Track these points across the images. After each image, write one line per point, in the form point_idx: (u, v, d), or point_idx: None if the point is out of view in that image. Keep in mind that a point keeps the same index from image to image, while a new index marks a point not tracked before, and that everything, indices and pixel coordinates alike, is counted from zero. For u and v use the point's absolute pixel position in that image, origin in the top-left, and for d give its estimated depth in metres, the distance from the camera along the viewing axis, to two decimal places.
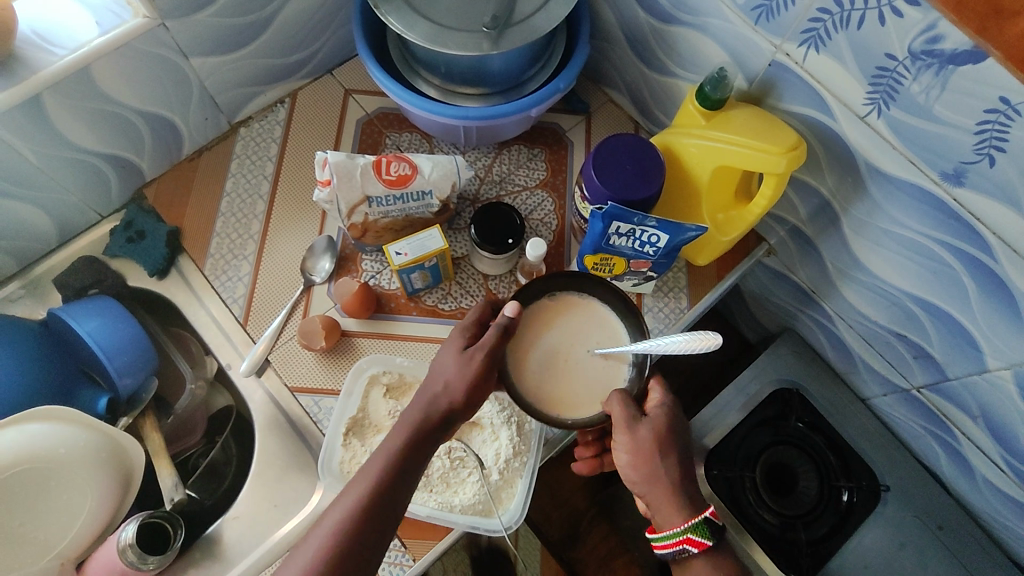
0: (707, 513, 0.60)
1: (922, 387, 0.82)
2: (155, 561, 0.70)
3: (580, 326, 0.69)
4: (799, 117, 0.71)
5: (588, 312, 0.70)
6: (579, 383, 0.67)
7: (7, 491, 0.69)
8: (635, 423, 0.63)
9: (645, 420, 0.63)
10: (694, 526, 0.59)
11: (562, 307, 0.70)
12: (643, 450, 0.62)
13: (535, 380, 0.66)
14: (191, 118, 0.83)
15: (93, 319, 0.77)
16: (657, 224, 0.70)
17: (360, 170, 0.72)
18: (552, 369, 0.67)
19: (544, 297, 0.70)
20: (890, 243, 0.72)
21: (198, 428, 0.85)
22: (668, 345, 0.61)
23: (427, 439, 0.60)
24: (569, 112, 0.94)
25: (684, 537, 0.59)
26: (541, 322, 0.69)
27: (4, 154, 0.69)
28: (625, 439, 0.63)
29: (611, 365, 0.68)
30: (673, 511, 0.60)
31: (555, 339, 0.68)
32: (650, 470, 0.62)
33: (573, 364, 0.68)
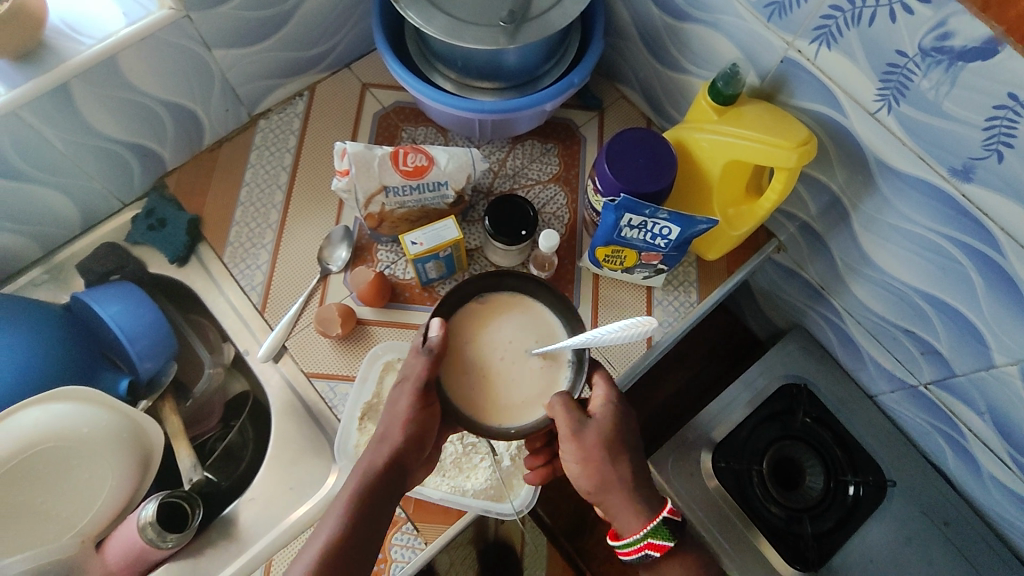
0: (666, 513, 0.61)
1: (929, 383, 0.83)
2: (173, 539, 0.73)
3: (509, 324, 0.68)
4: (811, 113, 0.72)
5: (518, 309, 0.68)
6: (521, 388, 0.65)
7: (31, 468, 0.71)
8: (581, 430, 0.62)
9: (590, 424, 0.63)
10: (656, 529, 0.60)
11: (493, 311, 0.68)
12: (594, 457, 0.61)
13: (469, 390, 0.65)
14: (212, 109, 0.85)
15: (114, 303, 0.79)
16: (669, 216, 0.71)
17: (378, 161, 0.74)
18: (488, 378, 0.66)
19: (470, 301, 0.68)
20: (899, 239, 0.73)
21: (214, 414, 0.87)
22: (601, 335, 0.59)
23: (381, 491, 0.60)
24: (582, 107, 0.95)
25: (645, 542, 0.60)
26: (472, 329, 0.67)
27: (33, 140, 0.71)
28: (573, 449, 0.62)
29: (551, 361, 0.67)
30: (632, 516, 0.61)
31: (488, 345, 0.67)
32: (602, 477, 0.61)
33: (509, 368, 0.66)
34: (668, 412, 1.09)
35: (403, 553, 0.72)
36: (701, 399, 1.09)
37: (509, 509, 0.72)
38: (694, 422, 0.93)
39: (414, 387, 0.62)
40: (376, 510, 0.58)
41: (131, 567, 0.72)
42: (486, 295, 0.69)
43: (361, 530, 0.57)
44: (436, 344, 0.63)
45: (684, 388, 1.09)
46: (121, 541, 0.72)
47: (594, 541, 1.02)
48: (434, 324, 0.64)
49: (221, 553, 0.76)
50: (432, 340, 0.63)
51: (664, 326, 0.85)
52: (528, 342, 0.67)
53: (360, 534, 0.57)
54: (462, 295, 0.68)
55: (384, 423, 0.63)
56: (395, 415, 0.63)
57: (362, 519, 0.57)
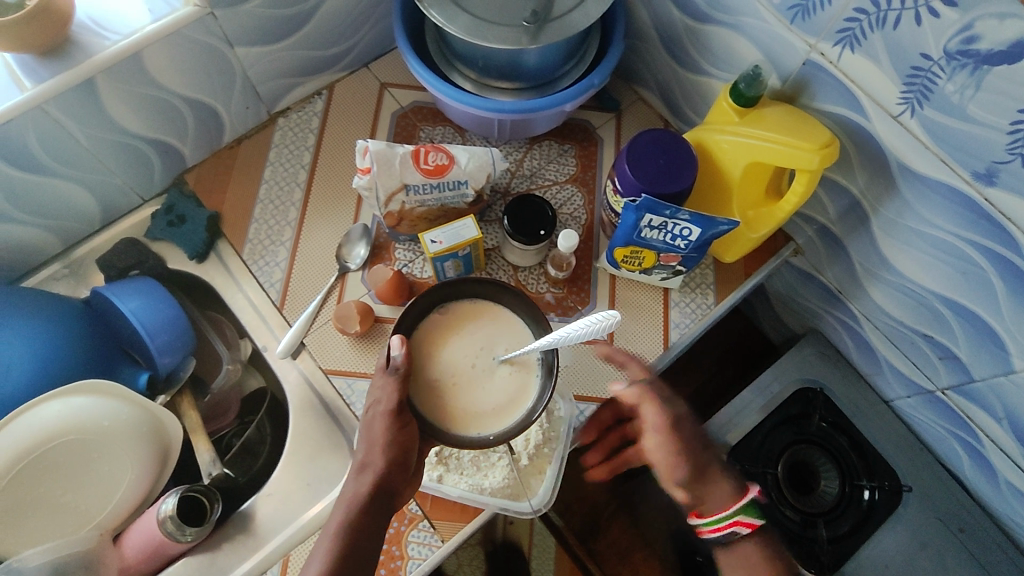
0: (754, 493, 0.70)
1: (947, 388, 0.82)
2: (193, 533, 0.73)
3: (474, 333, 0.68)
4: (832, 116, 0.72)
5: (484, 318, 0.69)
6: (493, 393, 0.66)
7: (51, 461, 0.71)
8: (676, 423, 0.70)
9: (683, 420, 0.71)
10: (744, 507, 0.69)
11: (457, 320, 0.69)
12: (684, 447, 0.70)
13: (439, 403, 0.65)
14: (233, 106, 0.85)
15: (135, 298, 0.79)
16: (689, 217, 0.71)
17: (399, 159, 0.74)
18: (456, 388, 0.66)
19: (432, 313, 0.68)
20: (919, 242, 0.73)
21: (231, 410, 0.88)
22: (566, 333, 0.60)
23: (367, 521, 0.56)
24: (599, 109, 0.96)
25: (734, 519, 0.69)
26: (437, 341, 0.67)
27: (58, 135, 0.72)
28: (671, 442, 0.70)
29: (519, 363, 0.67)
30: (723, 497, 0.70)
31: (455, 355, 0.67)
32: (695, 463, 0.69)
33: (477, 375, 0.66)
34: None
35: (420, 550, 0.72)
36: (716, 403, 1.08)
37: (527, 506, 0.72)
38: (709, 425, 0.93)
39: (387, 411, 0.60)
40: (363, 541, 0.54)
41: (150, 559, 0.73)
42: (450, 304, 0.69)
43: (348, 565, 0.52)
44: (400, 362, 0.61)
45: (698, 390, 1.09)
46: (141, 533, 0.73)
47: (608, 543, 1.00)
48: (394, 341, 0.62)
49: (238, 548, 0.76)
50: (395, 359, 0.61)
51: (681, 327, 0.84)
52: (494, 346, 0.68)
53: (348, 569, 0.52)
54: (425, 307, 0.68)
55: (363, 450, 0.60)
56: (373, 440, 0.60)
57: (348, 554, 0.53)
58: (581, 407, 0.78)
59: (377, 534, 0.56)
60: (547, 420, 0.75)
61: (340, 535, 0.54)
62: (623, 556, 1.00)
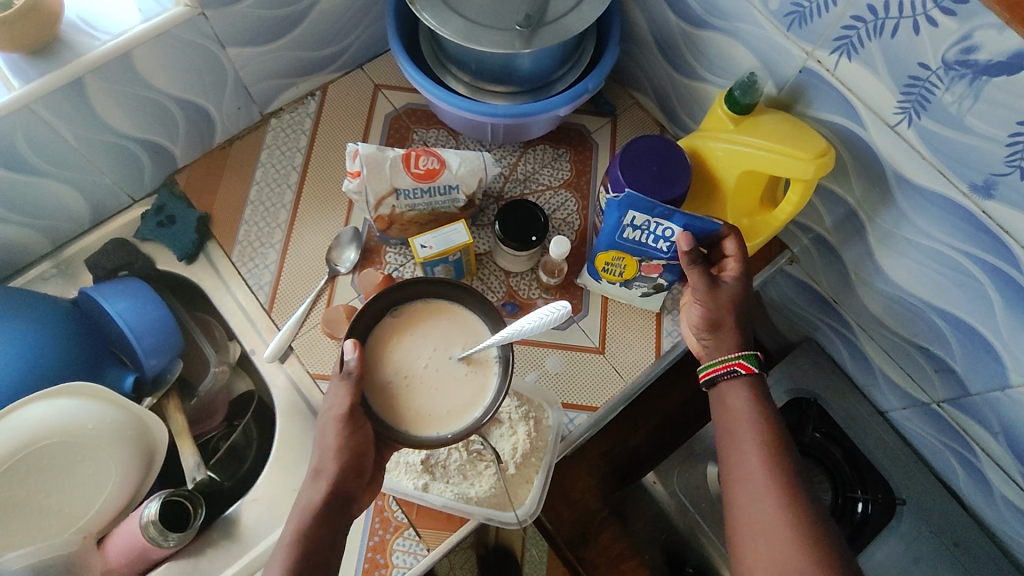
0: (760, 352, 0.66)
1: (942, 401, 0.81)
2: (175, 538, 0.72)
3: (428, 332, 0.67)
4: (828, 125, 0.71)
5: (439, 316, 0.68)
6: (449, 392, 0.65)
7: (34, 464, 0.71)
8: (716, 287, 0.68)
9: (725, 284, 0.68)
10: (745, 354, 0.66)
11: (413, 320, 0.67)
12: (720, 307, 0.67)
13: (397, 408, 0.63)
14: (224, 107, 0.85)
15: (123, 300, 0.78)
16: (671, 215, 0.69)
17: (389, 162, 0.73)
18: (412, 390, 0.64)
19: (385, 316, 0.67)
20: (915, 254, 0.71)
21: (219, 412, 0.87)
22: (520, 328, 0.60)
23: (323, 528, 0.58)
24: (595, 113, 0.95)
25: (735, 361, 0.65)
26: (391, 342, 0.66)
27: (46, 135, 0.71)
28: (710, 305, 0.68)
29: (476, 359, 0.66)
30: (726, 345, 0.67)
31: (411, 356, 0.65)
32: (722, 321, 0.68)
33: (432, 376, 0.65)
34: None
35: (405, 558, 0.72)
36: None
37: (512, 517, 0.71)
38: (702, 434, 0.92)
39: (340, 416, 0.60)
40: (319, 549, 0.57)
41: (133, 564, 0.72)
42: (404, 304, 0.68)
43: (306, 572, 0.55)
44: (354, 366, 0.60)
45: None
46: (124, 539, 0.72)
47: (597, 551, 0.99)
48: (347, 345, 0.61)
49: (222, 553, 0.75)
50: (350, 364, 0.60)
51: (673, 336, 0.83)
52: (450, 345, 0.66)
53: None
54: (378, 307, 0.66)
55: (317, 457, 0.61)
56: (326, 447, 0.60)
57: (305, 562, 0.56)
58: (570, 415, 0.78)
59: (333, 540, 0.59)
60: (536, 427, 0.74)
61: (295, 545, 0.57)
62: (612, 564, 0.99)
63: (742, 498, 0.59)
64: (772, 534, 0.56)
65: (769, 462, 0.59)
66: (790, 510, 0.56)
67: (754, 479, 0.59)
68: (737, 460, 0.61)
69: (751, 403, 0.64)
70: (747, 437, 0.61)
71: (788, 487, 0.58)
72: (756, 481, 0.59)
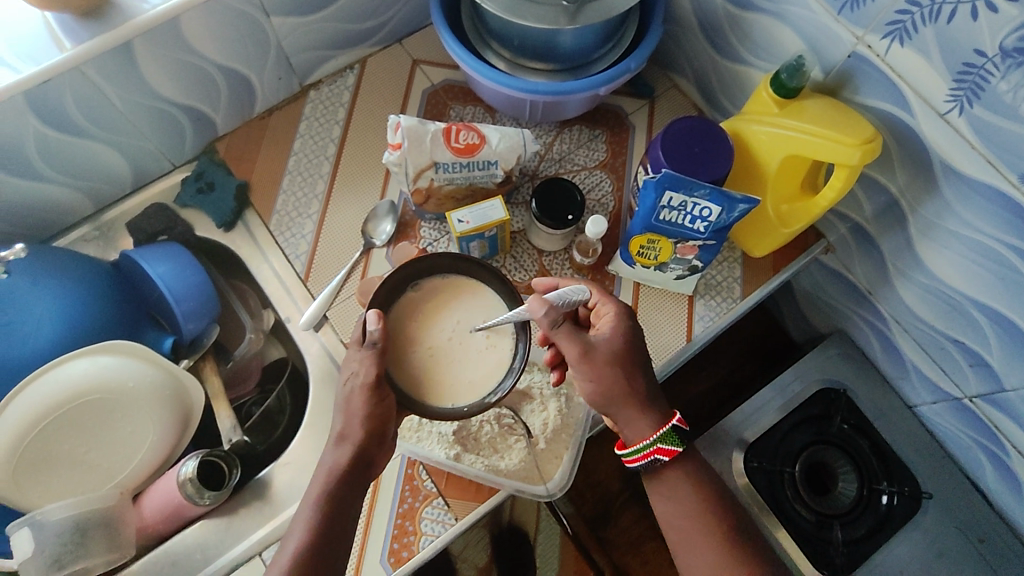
0: (675, 421, 0.66)
1: (975, 396, 0.81)
2: (210, 497, 0.74)
3: (448, 307, 0.70)
4: (875, 112, 0.70)
5: (459, 292, 0.71)
6: (468, 362, 0.68)
7: (76, 420, 0.73)
8: (590, 350, 0.66)
9: (599, 342, 0.66)
10: (663, 436, 0.65)
11: (434, 294, 0.70)
12: (604, 371, 0.66)
13: (419, 377, 0.67)
14: (266, 76, 0.85)
15: (163, 263, 0.80)
16: (708, 194, 0.68)
17: (430, 136, 0.73)
18: (433, 359, 0.67)
19: (408, 290, 0.70)
20: (957, 246, 0.71)
21: (252, 378, 0.89)
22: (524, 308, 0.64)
23: (345, 490, 0.61)
24: (633, 95, 0.94)
25: (653, 447, 0.66)
26: (413, 315, 0.69)
27: (93, 96, 0.72)
28: (585, 369, 0.66)
29: (493, 332, 0.69)
30: (643, 422, 0.67)
31: (432, 329, 0.68)
32: (609, 385, 0.66)
33: (453, 348, 0.68)
34: (697, 408, 1.08)
35: (433, 527, 0.73)
36: (732, 398, 1.08)
37: (542, 490, 0.73)
38: (726, 421, 0.93)
39: (365, 384, 0.62)
40: (341, 510, 0.60)
41: (169, 520, 0.75)
42: (426, 279, 0.70)
43: (330, 532, 0.59)
44: (378, 335, 0.62)
45: (716, 383, 1.09)
46: (161, 495, 0.74)
47: (619, 531, 1.01)
48: (370, 315, 0.62)
49: (253, 515, 0.77)
50: (373, 334, 0.62)
51: (704, 320, 0.84)
52: (468, 318, 0.69)
53: (331, 535, 0.59)
54: (400, 281, 0.69)
55: (342, 422, 0.62)
56: (351, 414, 0.62)
57: (328, 522, 0.59)
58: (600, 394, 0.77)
59: (354, 501, 0.62)
60: (567, 404, 0.75)
61: (319, 507, 0.60)
62: (635, 545, 1.00)
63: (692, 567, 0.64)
64: None
65: (705, 521, 0.64)
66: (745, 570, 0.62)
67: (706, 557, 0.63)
68: (688, 547, 0.64)
69: (692, 489, 0.66)
70: (687, 512, 0.65)
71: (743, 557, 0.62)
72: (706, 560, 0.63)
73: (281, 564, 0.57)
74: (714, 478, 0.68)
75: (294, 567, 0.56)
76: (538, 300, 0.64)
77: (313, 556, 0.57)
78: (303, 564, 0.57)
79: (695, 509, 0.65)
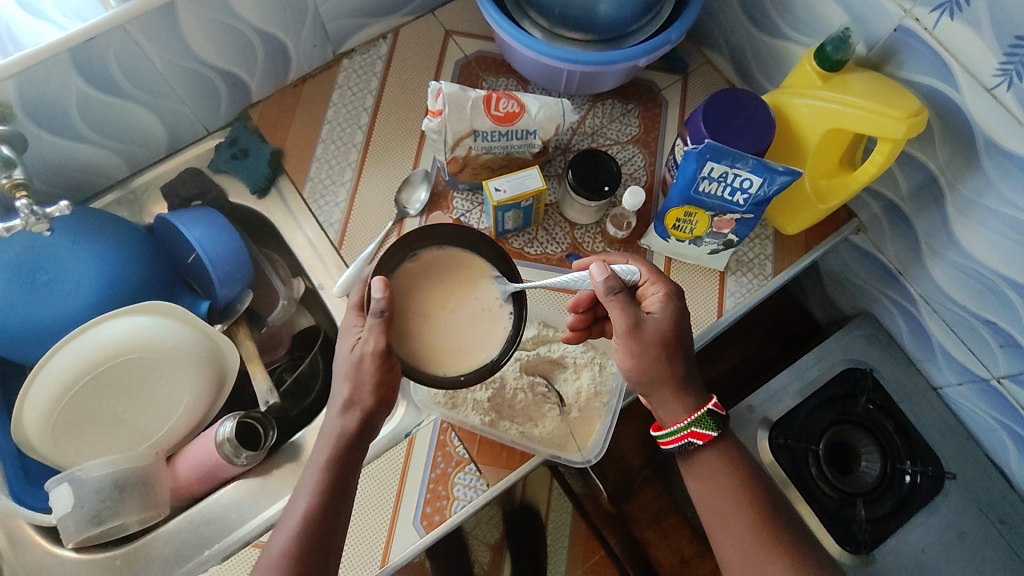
0: (711, 406, 0.66)
1: (1003, 377, 0.81)
2: (247, 456, 0.74)
3: (445, 277, 0.70)
4: (918, 87, 0.70)
5: (456, 262, 0.71)
6: (462, 333, 0.69)
7: (115, 379, 0.73)
8: (638, 327, 0.65)
9: (649, 320, 0.66)
10: (699, 420, 0.66)
11: (431, 266, 0.70)
12: (648, 350, 0.65)
13: (417, 344, 0.67)
14: (302, 43, 0.85)
15: (199, 227, 0.80)
16: (750, 166, 0.68)
17: (471, 103, 0.73)
18: (430, 328, 0.68)
19: (405, 259, 0.70)
20: (995, 224, 0.70)
21: (283, 344, 0.90)
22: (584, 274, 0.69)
23: (350, 453, 0.62)
24: (667, 70, 0.94)
25: (688, 430, 0.66)
26: (410, 286, 0.69)
27: (135, 57, 0.72)
28: (629, 345, 0.65)
29: (489, 303, 0.70)
30: (679, 406, 0.67)
31: (429, 299, 0.69)
32: (651, 366, 0.66)
33: (450, 317, 0.69)
34: (719, 387, 1.08)
35: (465, 492, 0.74)
36: (755, 378, 1.08)
37: (577, 457, 0.74)
38: (751, 398, 0.93)
39: (375, 352, 0.61)
40: (348, 475, 0.61)
41: (203, 480, 0.76)
42: (422, 250, 0.70)
43: (337, 496, 0.60)
44: (382, 304, 0.60)
45: (739, 363, 1.08)
46: (198, 454, 0.75)
47: (638, 505, 1.01)
48: (375, 282, 0.61)
49: (285, 478, 0.78)
50: (377, 302, 0.60)
51: (736, 296, 0.84)
52: (464, 291, 0.70)
53: (340, 497, 0.60)
54: (399, 252, 0.69)
55: (349, 389, 0.62)
56: (360, 381, 0.62)
57: (336, 488, 0.60)
58: None
59: (357, 467, 0.63)
60: (600, 373, 0.77)
61: (327, 473, 0.60)
62: (656, 519, 1.01)
63: (725, 545, 0.65)
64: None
65: (738, 499, 0.65)
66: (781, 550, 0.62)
67: (743, 539, 0.64)
68: (724, 527, 0.65)
69: (729, 471, 0.67)
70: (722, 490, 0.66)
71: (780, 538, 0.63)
72: (743, 540, 0.64)
73: (290, 528, 0.57)
74: (748, 459, 0.68)
75: (303, 531, 0.57)
76: (600, 266, 0.65)
77: (322, 520, 0.58)
78: (312, 528, 0.58)
79: (732, 490, 0.66)
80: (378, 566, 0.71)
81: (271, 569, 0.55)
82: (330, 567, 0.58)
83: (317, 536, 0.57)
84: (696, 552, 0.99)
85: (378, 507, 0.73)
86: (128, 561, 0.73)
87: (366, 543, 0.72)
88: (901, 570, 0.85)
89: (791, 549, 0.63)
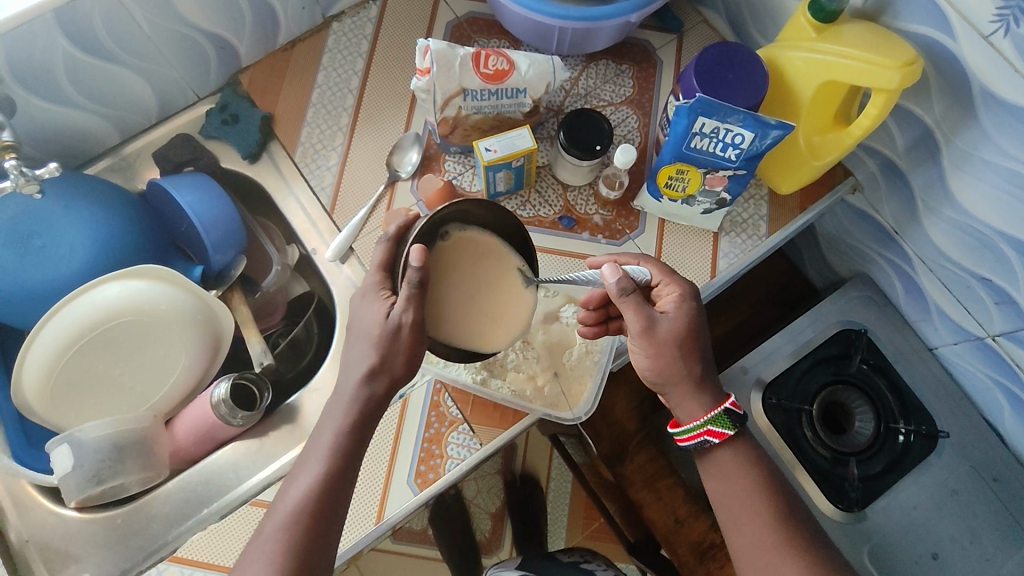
0: (729, 404, 0.67)
1: (998, 335, 0.80)
2: (242, 418, 0.75)
3: (476, 256, 0.69)
4: (913, 36, 0.68)
5: (483, 242, 0.70)
6: (477, 308, 0.69)
7: (112, 342, 0.74)
8: (653, 329, 0.65)
9: (662, 321, 0.66)
10: (715, 418, 0.66)
11: (459, 244, 0.68)
12: (666, 354, 0.66)
13: (453, 320, 0.68)
14: (290, 5, 0.83)
15: (191, 192, 0.79)
16: (742, 120, 0.67)
17: (459, 60, 0.73)
18: (462, 304, 0.69)
19: (437, 239, 0.67)
20: (992, 176, 0.69)
21: (278, 311, 0.90)
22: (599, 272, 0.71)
23: (368, 418, 0.62)
24: (661, 29, 0.92)
25: (705, 428, 0.67)
26: (440, 264, 0.67)
27: (120, 16, 0.71)
28: (644, 345, 0.66)
29: (505, 279, 0.71)
30: (696, 406, 0.67)
31: (461, 277, 0.69)
32: (668, 365, 0.66)
33: (483, 293, 0.70)
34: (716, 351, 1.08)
35: (459, 451, 0.75)
36: (755, 340, 1.07)
37: (568, 414, 0.76)
38: (745, 360, 0.93)
39: (412, 323, 0.61)
40: (364, 437, 0.62)
41: (202, 441, 0.77)
42: (451, 228, 0.68)
43: (351, 459, 0.60)
44: (419, 274, 0.59)
45: (737, 326, 1.08)
46: (196, 415, 0.77)
47: (633, 467, 0.97)
48: (414, 251, 0.59)
49: (283, 439, 0.79)
50: (414, 270, 0.59)
51: (728, 257, 0.83)
52: (490, 269, 0.70)
53: (353, 461, 0.60)
54: (432, 228, 0.65)
55: (378, 357, 0.61)
56: (389, 350, 0.61)
57: (348, 453, 0.60)
58: None
59: (371, 432, 0.63)
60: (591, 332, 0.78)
61: (345, 436, 0.60)
62: (650, 483, 0.97)
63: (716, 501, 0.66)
64: (756, 527, 0.64)
65: (726, 456, 0.67)
66: (766, 509, 0.65)
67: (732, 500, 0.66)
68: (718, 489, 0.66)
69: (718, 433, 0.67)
70: (712, 451, 0.68)
71: (764, 498, 0.65)
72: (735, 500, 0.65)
73: (305, 489, 0.58)
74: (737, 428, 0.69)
75: (320, 491, 0.58)
76: (614, 267, 0.65)
77: (336, 482, 0.59)
78: (324, 493, 0.58)
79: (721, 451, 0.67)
80: (373, 524, 0.72)
81: (286, 527, 0.56)
82: (337, 529, 0.59)
83: (327, 501, 0.58)
84: (691, 512, 0.95)
85: (370, 466, 0.74)
86: (127, 521, 0.75)
87: (361, 500, 0.73)
88: (894, 528, 0.86)
89: (772, 502, 0.65)
